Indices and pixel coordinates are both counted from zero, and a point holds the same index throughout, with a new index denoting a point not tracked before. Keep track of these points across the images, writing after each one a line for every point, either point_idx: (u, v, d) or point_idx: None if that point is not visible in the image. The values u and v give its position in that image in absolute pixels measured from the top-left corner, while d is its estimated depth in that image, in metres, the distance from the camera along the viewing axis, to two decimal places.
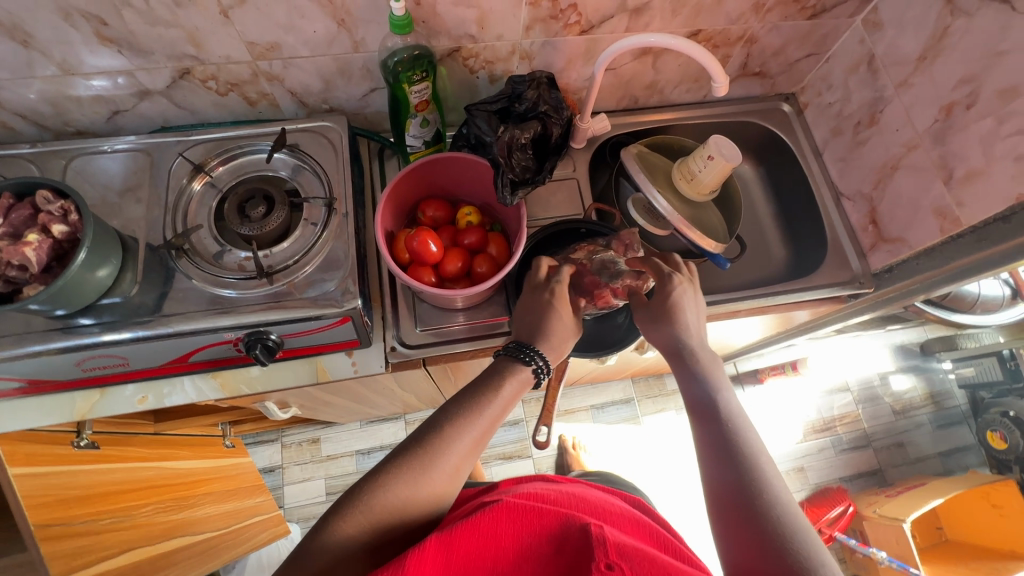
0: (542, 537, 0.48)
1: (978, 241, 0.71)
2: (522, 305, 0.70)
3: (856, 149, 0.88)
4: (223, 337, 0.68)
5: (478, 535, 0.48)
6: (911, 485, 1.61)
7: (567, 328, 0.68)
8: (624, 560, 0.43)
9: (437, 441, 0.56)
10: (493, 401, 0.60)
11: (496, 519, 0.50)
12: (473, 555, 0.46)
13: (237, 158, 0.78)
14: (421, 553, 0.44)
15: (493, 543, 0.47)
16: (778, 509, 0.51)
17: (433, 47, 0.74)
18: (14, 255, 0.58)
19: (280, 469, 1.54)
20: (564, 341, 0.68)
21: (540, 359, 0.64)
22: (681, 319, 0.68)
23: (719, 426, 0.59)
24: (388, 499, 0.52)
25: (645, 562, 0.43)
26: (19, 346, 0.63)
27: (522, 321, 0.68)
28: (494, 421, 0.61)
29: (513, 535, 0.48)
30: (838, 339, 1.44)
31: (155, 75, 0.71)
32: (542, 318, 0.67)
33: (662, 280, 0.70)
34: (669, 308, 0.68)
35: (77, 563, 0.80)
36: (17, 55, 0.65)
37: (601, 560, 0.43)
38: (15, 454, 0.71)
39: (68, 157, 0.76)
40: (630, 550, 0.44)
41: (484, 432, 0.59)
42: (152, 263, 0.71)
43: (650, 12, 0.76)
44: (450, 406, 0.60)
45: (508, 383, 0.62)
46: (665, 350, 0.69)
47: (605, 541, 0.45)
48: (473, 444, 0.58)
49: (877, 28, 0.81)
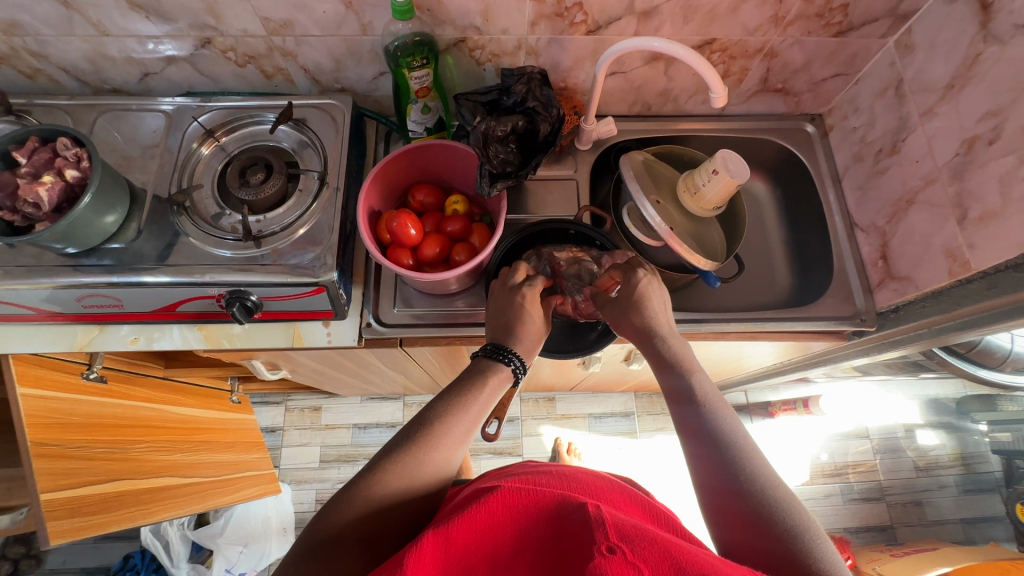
0: (541, 521, 0.43)
1: (987, 288, 0.66)
2: (500, 303, 0.68)
3: (875, 178, 0.83)
4: (207, 292, 0.72)
5: (477, 527, 0.42)
6: (922, 547, 1.50)
7: (540, 327, 0.67)
8: (625, 543, 0.38)
9: (422, 435, 0.54)
10: (479, 395, 0.59)
11: (494, 508, 0.44)
12: (472, 548, 0.41)
13: (245, 128, 0.84)
14: (420, 551, 0.40)
15: (490, 531, 0.42)
16: (760, 481, 0.50)
17: (438, 35, 0.76)
18: (29, 193, 0.64)
19: (280, 430, 1.61)
20: (537, 340, 0.67)
21: (517, 359, 0.62)
22: (647, 311, 0.66)
23: (706, 424, 0.56)
24: (379, 497, 0.50)
25: (647, 544, 0.39)
26: (28, 275, 0.69)
27: (499, 319, 0.67)
28: (482, 415, 0.59)
29: (509, 523, 0.43)
30: (854, 381, 1.36)
31: (182, 42, 0.77)
32: (514, 319, 0.66)
33: (628, 275, 0.69)
34: (634, 300, 0.66)
35: (64, 482, 0.83)
36: (60, 14, 0.72)
37: (601, 543, 0.38)
38: (25, 374, 0.79)
39: (100, 111, 0.83)
40: (631, 530, 0.40)
41: (471, 426, 0.57)
42: (155, 214, 0.76)
43: (660, 16, 0.74)
44: (438, 402, 0.58)
45: (491, 381, 0.60)
46: (635, 340, 0.66)
47: (604, 522, 0.40)
48: (460, 437, 0.56)
49: (909, 51, 0.77)
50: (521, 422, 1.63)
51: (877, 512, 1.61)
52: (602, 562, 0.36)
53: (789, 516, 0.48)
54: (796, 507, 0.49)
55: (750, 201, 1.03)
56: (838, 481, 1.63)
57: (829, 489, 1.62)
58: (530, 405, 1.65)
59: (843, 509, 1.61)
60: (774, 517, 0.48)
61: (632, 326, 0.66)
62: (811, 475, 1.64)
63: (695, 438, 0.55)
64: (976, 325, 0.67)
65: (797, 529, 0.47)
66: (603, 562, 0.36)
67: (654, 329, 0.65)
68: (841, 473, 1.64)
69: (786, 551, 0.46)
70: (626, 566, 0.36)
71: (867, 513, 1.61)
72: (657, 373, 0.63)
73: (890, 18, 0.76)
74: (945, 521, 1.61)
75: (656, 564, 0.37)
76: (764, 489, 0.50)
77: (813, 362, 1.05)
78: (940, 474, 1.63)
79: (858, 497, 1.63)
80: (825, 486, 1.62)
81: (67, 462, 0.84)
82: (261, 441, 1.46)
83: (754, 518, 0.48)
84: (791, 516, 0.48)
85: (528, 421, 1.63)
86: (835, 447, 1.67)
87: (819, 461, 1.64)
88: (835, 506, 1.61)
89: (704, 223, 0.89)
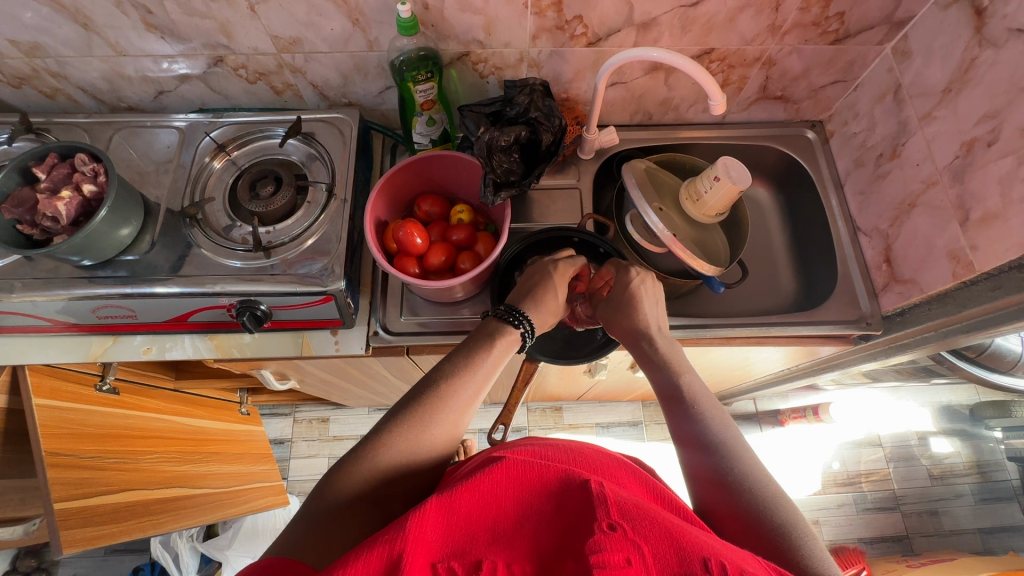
0: (543, 495, 0.43)
1: (992, 289, 0.66)
2: (528, 276, 0.68)
3: (876, 182, 0.83)
4: (218, 302, 0.73)
5: (481, 496, 0.42)
6: (937, 557, 1.46)
7: (558, 306, 0.67)
8: (626, 521, 0.39)
9: (431, 399, 0.54)
10: (486, 359, 0.59)
11: (497, 479, 0.44)
12: (474, 517, 0.41)
13: (255, 142, 0.86)
14: (424, 514, 0.40)
15: (492, 501, 0.42)
16: (750, 478, 0.50)
17: (442, 49, 0.78)
18: (48, 207, 0.67)
19: (288, 442, 1.61)
20: (553, 315, 0.67)
21: (527, 322, 0.62)
22: (637, 312, 0.67)
23: (699, 421, 0.56)
24: (387, 457, 0.50)
25: (649, 523, 0.39)
26: (46, 287, 0.72)
27: (523, 287, 0.67)
28: (490, 376, 0.58)
29: (513, 495, 0.43)
30: (865, 389, 1.34)
31: (195, 60, 0.80)
32: (536, 287, 0.66)
33: (619, 270, 0.71)
34: (629, 299, 0.68)
35: (77, 492, 0.84)
36: (79, 36, 0.75)
37: (602, 520, 0.39)
38: (40, 385, 0.80)
39: (115, 128, 0.86)
40: (633, 508, 0.40)
41: (478, 389, 0.57)
42: (169, 227, 0.78)
43: (659, 27, 0.76)
44: (444, 364, 0.57)
45: (498, 345, 0.60)
46: (625, 340, 0.68)
47: (606, 499, 0.41)
48: (468, 400, 0.56)
49: (906, 57, 0.78)
50: (528, 432, 1.62)
51: (892, 523, 1.58)
52: (602, 538, 0.37)
53: (778, 509, 0.48)
54: (786, 506, 0.49)
55: (753, 207, 1.04)
56: (852, 490, 1.61)
57: (842, 498, 1.60)
58: (537, 415, 1.64)
59: (857, 519, 1.58)
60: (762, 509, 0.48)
61: (625, 327, 0.68)
62: (823, 484, 1.61)
63: (686, 439, 0.56)
64: (986, 326, 0.67)
65: (785, 527, 0.47)
66: (604, 538, 0.37)
67: (644, 328, 0.66)
68: (854, 482, 1.61)
69: (774, 549, 0.46)
70: (626, 544, 0.37)
71: (881, 523, 1.58)
72: (649, 370, 0.64)
73: (886, 25, 0.77)
74: (962, 531, 1.57)
75: (656, 542, 0.37)
76: (754, 484, 0.50)
77: (819, 369, 1.04)
78: (956, 483, 1.60)
79: (872, 507, 1.60)
80: (838, 495, 1.60)
81: (79, 472, 0.85)
82: (270, 452, 1.46)
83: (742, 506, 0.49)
84: (779, 509, 0.48)
85: (535, 431, 1.62)
86: (848, 456, 1.65)
87: (831, 469, 1.62)
88: (848, 515, 1.58)
89: (706, 229, 0.90)
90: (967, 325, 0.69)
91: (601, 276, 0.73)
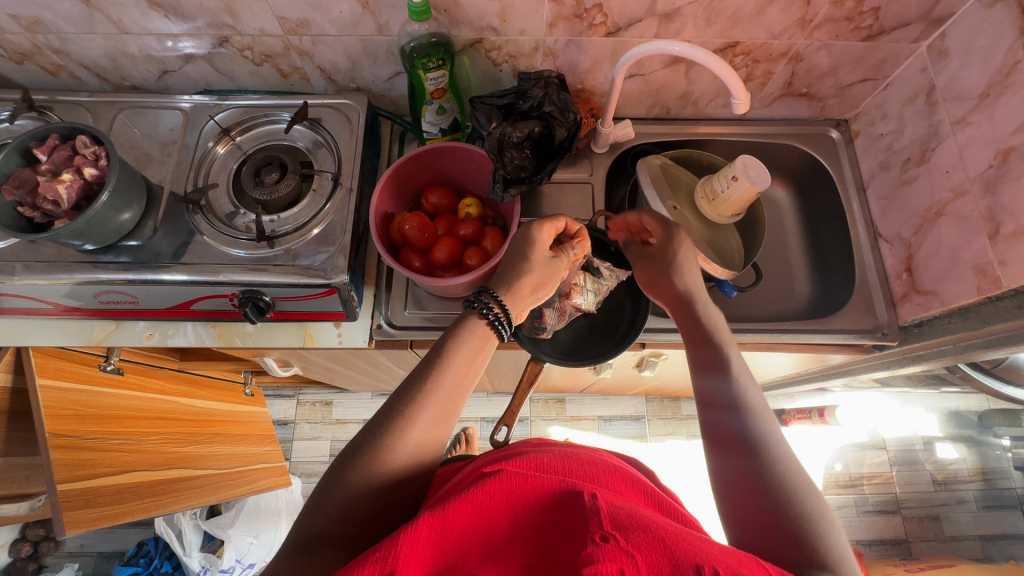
0: (537, 508, 0.42)
1: (1018, 306, 0.63)
2: (514, 247, 0.65)
3: (901, 187, 0.80)
4: (221, 291, 0.72)
5: (474, 510, 0.41)
6: (936, 563, 1.45)
7: (544, 277, 0.63)
8: (620, 532, 0.38)
9: (404, 408, 0.51)
10: (453, 362, 0.55)
11: (492, 492, 0.42)
12: (467, 532, 0.39)
13: (261, 126, 0.84)
14: (415, 533, 0.38)
15: (485, 514, 0.41)
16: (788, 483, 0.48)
17: (454, 36, 0.75)
18: (49, 190, 0.65)
19: (291, 423, 1.62)
20: (532, 287, 0.62)
21: (488, 301, 0.59)
22: (680, 272, 0.69)
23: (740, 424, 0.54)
24: (354, 485, 0.47)
25: (642, 533, 0.38)
26: (49, 271, 0.70)
27: (501, 263, 0.64)
28: (461, 380, 0.55)
29: (506, 508, 0.42)
30: (875, 395, 1.30)
31: (200, 40, 0.77)
32: (511, 264, 0.63)
33: (669, 235, 0.72)
34: (670, 264, 0.70)
35: (82, 473, 0.84)
36: (81, 12, 0.72)
37: (595, 532, 0.38)
38: (44, 366, 0.81)
39: (118, 107, 0.84)
40: (625, 520, 0.40)
41: (448, 397, 0.54)
42: (172, 213, 0.76)
43: (683, 18, 0.73)
44: (410, 377, 0.54)
45: (465, 345, 0.56)
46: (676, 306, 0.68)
47: (599, 512, 0.40)
48: (437, 411, 0.52)
49: (942, 57, 0.74)
50: (531, 422, 1.63)
51: (891, 526, 1.62)
52: (596, 550, 0.36)
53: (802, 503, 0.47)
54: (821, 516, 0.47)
55: (769, 207, 1.01)
56: (852, 492, 1.65)
57: (843, 500, 1.64)
58: (539, 406, 1.64)
59: (856, 521, 1.62)
60: (788, 509, 0.47)
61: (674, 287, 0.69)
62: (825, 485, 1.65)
63: (724, 434, 0.54)
64: (1008, 342, 0.65)
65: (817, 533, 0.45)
66: (597, 550, 0.36)
67: (689, 292, 0.68)
68: (855, 485, 1.66)
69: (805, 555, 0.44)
70: (620, 554, 0.36)
71: (880, 526, 1.62)
72: (693, 351, 0.63)
73: (923, 22, 0.73)
74: None
75: (649, 552, 0.36)
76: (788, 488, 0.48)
77: (828, 375, 1.03)
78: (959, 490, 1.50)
79: (872, 509, 1.64)
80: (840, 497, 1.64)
81: (82, 453, 0.85)
82: (272, 434, 1.47)
83: (773, 519, 0.47)
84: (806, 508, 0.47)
85: (537, 422, 1.62)
86: (850, 458, 1.68)
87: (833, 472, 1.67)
88: (848, 517, 1.63)
89: (722, 230, 0.87)
90: (989, 340, 0.67)
91: (623, 219, 0.78)
